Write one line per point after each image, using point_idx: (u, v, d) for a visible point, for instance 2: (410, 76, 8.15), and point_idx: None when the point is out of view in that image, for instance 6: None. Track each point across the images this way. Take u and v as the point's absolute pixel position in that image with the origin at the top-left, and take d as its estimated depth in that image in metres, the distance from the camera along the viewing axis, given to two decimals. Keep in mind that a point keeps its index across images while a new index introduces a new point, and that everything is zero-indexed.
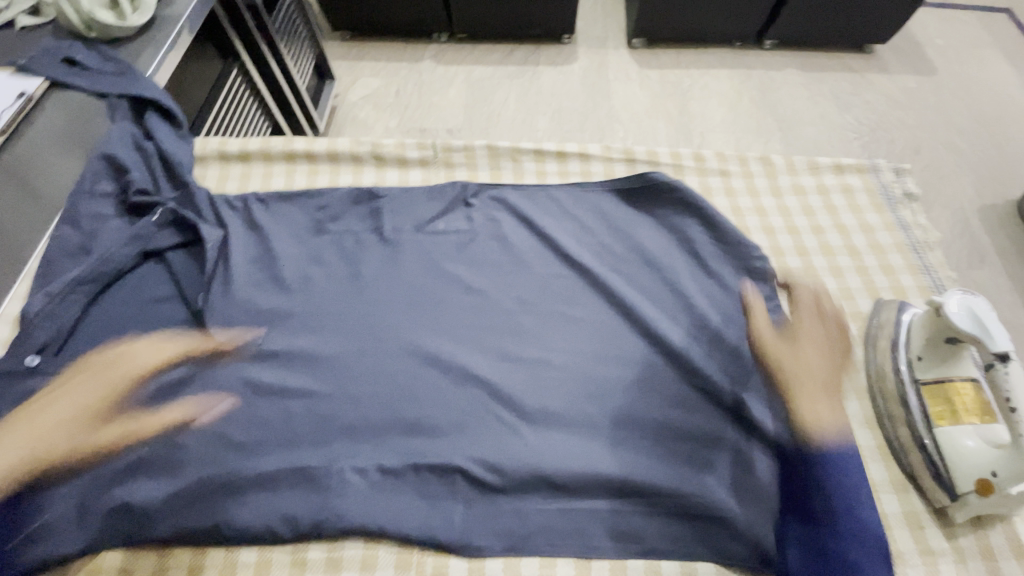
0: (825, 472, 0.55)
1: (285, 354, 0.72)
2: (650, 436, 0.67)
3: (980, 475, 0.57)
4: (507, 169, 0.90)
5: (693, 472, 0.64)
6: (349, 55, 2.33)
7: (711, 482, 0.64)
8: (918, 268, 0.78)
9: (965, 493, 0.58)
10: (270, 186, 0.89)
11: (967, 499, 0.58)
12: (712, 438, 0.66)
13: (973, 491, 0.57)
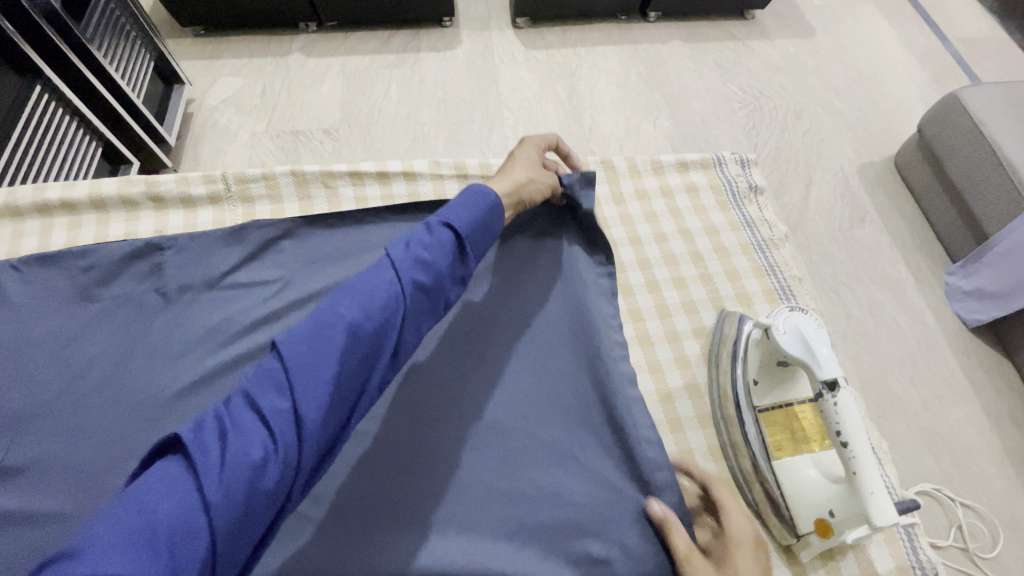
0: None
1: (31, 470, 0.59)
2: (491, 511, 0.62)
3: (820, 516, 0.55)
4: (320, 199, 0.84)
5: (534, 550, 0.60)
6: (204, 53, 2.07)
7: (551, 560, 0.59)
8: (763, 268, 0.81)
9: (807, 534, 0.57)
10: (16, 250, 0.74)
11: (809, 538, 0.57)
12: (565, 500, 0.63)
13: (815, 532, 0.56)
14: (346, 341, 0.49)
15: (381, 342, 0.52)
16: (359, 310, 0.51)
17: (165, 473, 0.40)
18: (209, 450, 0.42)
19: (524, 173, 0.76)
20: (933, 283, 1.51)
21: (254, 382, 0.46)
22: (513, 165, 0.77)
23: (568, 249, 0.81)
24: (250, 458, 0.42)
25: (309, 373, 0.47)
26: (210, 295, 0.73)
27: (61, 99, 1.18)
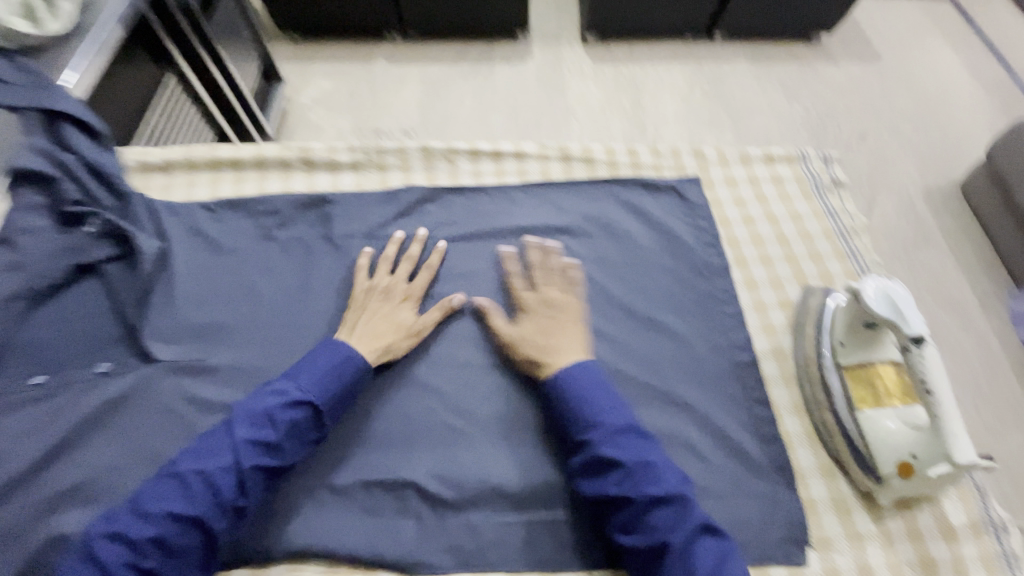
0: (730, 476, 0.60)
1: (227, 369, 0.71)
2: None
3: (901, 459, 0.59)
4: (442, 170, 0.89)
5: None
6: (298, 56, 2.27)
7: None
8: (845, 253, 0.80)
9: (888, 476, 0.59)
10: (193, 196, 0.86)
11: (890, 481, 0.59)
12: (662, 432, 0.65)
13: (897, 474, 0.59)
14: (295, 413, 0.59)
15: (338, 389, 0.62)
16: (308, 384, 0.61)
17: (163, 487, 0.55)
18: (189, 479, 0.55)
19: (388, 330, 0.68)
20: (998, 308, 1.51)
21: (236, 421, 0.59)
22: (364, 319, 0.69)
23: (673, 218, 0.82)
24: (214, 488, 0.55)
25: (260, 432, 0.58)
26: (368, 243, 0.80)
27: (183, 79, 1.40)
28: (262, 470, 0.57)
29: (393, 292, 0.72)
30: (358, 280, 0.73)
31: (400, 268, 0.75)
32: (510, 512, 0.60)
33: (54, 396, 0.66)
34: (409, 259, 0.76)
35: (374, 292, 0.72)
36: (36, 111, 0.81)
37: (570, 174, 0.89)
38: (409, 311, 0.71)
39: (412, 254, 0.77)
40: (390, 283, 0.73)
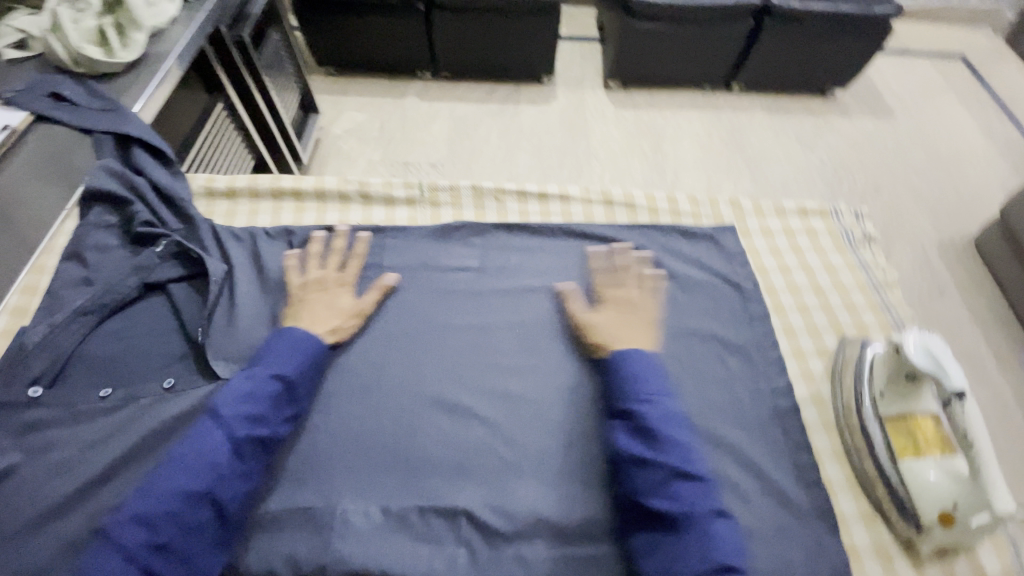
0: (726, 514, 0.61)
1: None
2: None
3: (943, 508, 0.61)
4: (491, 209, 0.93)
5: None
6: (333, 89, 2.37)
7: None
8: (878, 305, 0.83)
9: (930, 525, 0.61)
10: (256, 223, 0.91)
11: (933, 531, 0.61)
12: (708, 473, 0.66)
13: (938, 524, 0.61)
14: (271, 387, 0.63)
15: (303, 370, 0.67)
16: (281, 363, 0.66)
17: (169, 474, 0.56)
18: (192, 463, 0.56)
19: (333, 315, 0.74)
20: (1015, 364, 1.53)
21: (224, 403, 0.61)
22: (307, 308, 0.73)
23: (713, 264, 0.86)
24: (219, 466, 0.57)
25: (252, 408, 0.61)
26: (422, 274, 0.84)
27: (229, 105, 1.49)
28: (258, 444, 0.61)
29: (326, 281, 0.77)
30: (293, 277, 0.77)
31: (331, 260, 0.80)
32: (560, 544, 0.62)
33: (121, 408, 0.70)
34: (338, 252, 0.82)
35: (310, 284, 0.76)
36: (111, 135, 0.91)
37: (613, 218, 0.94)
38: (348, 296, 0.77)
39: (339, 247, 0.82)
40: (323, 274, 0.78)
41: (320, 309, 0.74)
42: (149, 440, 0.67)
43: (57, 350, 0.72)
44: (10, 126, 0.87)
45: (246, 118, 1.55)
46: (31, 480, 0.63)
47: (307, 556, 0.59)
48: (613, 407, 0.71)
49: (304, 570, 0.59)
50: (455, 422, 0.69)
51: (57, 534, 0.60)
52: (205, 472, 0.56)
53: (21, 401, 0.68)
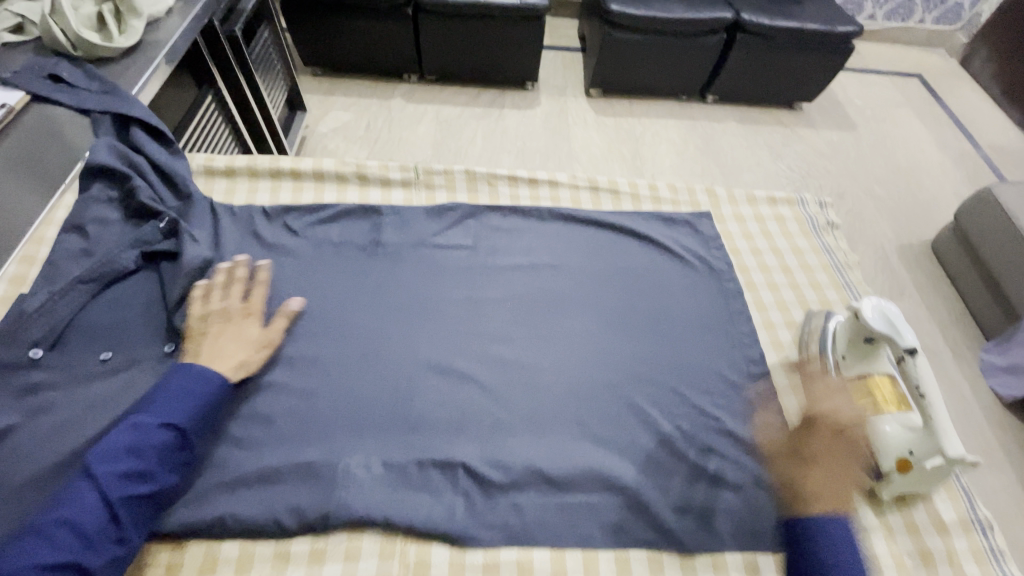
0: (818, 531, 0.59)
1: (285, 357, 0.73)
2: (635, 429, 0.71)
3: (900, 455, 0.66)
4: (483, 193, 0.98)
5: (675, 470, 0.68)
6: (319, 89, 2.40)
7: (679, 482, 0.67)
8: (841, 284, 0.90)
9: (890, 471, 0.67)
10: (254, 201, 0.93)
11: (892, 476, 0.67)
12: (688, 431, 0.71)
13: (896, 470, 0.67)
14: (161, 436, 0.59)
15: (198, 413, 0.63)
16: (166, 410, 0.61)
17: (27, 545, 0.50)
18: (54, 530, 0.51)
19: (238, 348, 0.69)
20: (968, 356, 1.63)
21: (99, 457, 0.56)
22: (208, 343, 0.69)
23: (691, 245, 0.92)
24: (87, 532, 0.52)
25: (130, 462, 0.56)
26: (418, 250, 0.87)
27: (214, 90, 1.49)
28: (138, 501, 0.56)
29: (230, 311, 0.72)
30: (193, 307, 0.72)
31: (235, 289, 0.75)
32: (553, 495, 0.65)
33: (123, 372, 0.71)
34: (242, 280, 0.75)
35: (210, 316, 0.71)
36: (110, 115, 0.92)
37: (598, 203, 1.00)
38: (254, 327, 0.72)
39: (244, 275, 0.76)
40: (226, 303, 0.73)
41: (226, 343, 0.69)
42: None
43: (53, 318, 0.72)
44: (8, 104, 0.90)
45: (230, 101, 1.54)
46: (32, 438, 0.64)
47: (311, 506, 0.62)
48: (600, 372, 0.75)
49: (308, 519, 0.61)
50: (451, 384, 0.73)
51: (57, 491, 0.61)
52: (79, 536, 0.52)
53: (20, 362, 0.68)
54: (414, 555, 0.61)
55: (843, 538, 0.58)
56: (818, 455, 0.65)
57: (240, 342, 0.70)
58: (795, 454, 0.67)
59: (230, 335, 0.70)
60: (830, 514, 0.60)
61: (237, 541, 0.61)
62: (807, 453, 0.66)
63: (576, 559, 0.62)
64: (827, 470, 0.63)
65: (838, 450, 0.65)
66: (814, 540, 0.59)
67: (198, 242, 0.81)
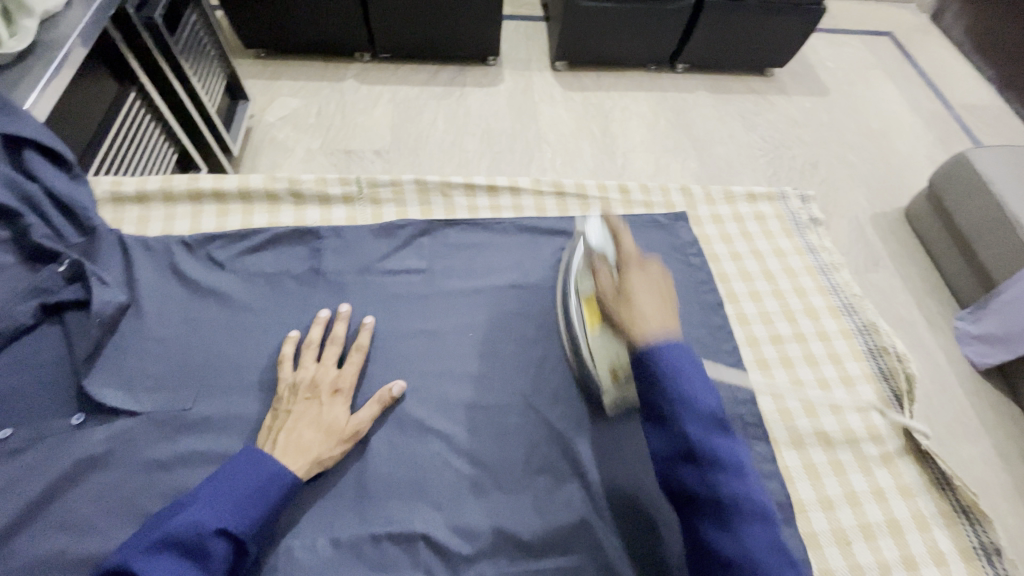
0: (655, 363, 0.51)
1: (217, 420, 0.65)
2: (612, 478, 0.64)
3: (612, 367, 0.65)
4: (437, 204, 0.88)
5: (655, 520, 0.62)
6: (263, 73, 2.21)
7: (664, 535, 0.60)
8: (827, 288, 0.84)
9: (605, 385, 0.67)
10: (172, 231, 0.81)
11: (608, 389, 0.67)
12: None
13: (610, 379, 0.66)
14: (220, 547, 0.51)
15: (262, 513, 0.54)
16: (229, 511, 0.52)
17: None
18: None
19: (317, 438, 0.60)
20: (944, 328, 1.62)
21: (143, 564, 0.48)
22: (290, 429, 0.61)
23: (664, 252, 0.84)
24: None
25: (180, 573, 0.48)
26: (365, 278, 0.77)
27: (145, 98, 1.35)
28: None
29: (320, 386, 0.65)
30: (285, 371, 0.65)
31: (328, 353, 0.68)
32: (525, 561, 0.59)
33: (23, 451, 0.61)
34: (336, 341, 0.69)
35: (299, 389, 0.64)
36: None
37: (565, 209, 0.91)
38: (341, 408, 0.64)
39: (338, 335, 0.69)
40: (316, 375, 0.65)
41: (304, 432, 0.61)
42: (58, 485, 0.60)
43: None
44: None
45: (162, 106, 1.39)
46: None
47: None
48: (574, 414, 0.68)
49: None
50: (406, 438, 0.65)
51: None
52: None
53: None
54: None
55: (686, 360, 0.51)
56: (633, 286, 0.56)
57: (321, 426, 0.61)
58: (615, 292, 0.57)
59: (315, 417, 0.62)
60: (674, 348, 0.51)
61: None
62: (627, 288, 0.56)
63: None
64: (649, 300, 0.55)
65: (652, 279, 0.57)
66: (670, 383, 0.50)
67: (110, 285, 0.71)
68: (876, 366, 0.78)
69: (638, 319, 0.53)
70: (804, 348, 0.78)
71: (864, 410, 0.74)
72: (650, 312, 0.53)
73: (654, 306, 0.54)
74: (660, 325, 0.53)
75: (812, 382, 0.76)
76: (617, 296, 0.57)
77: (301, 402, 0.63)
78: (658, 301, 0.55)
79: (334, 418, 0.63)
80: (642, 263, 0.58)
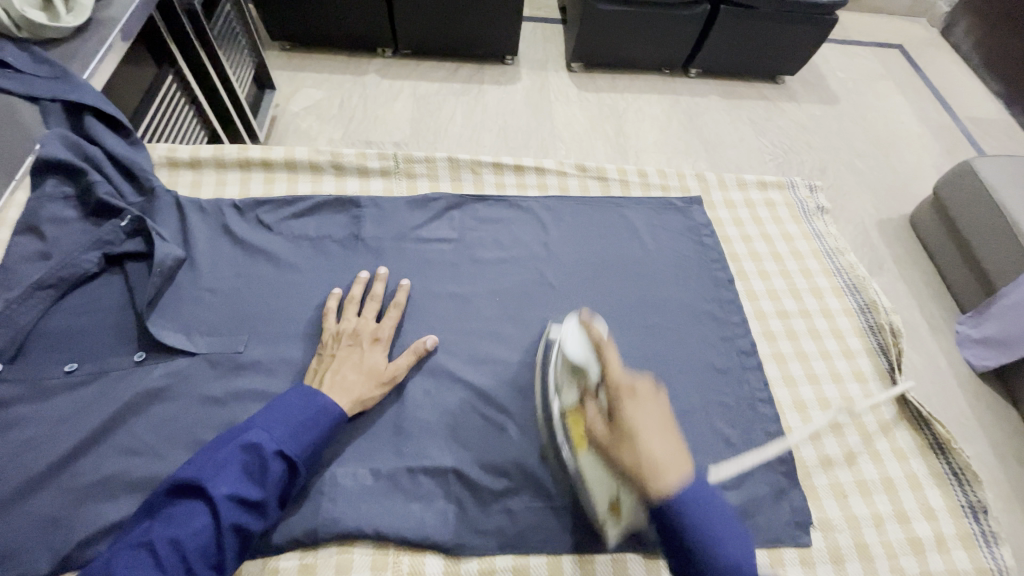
0: (666, 510, 0.48)
1: (266, 364, 0.71)
2: None
3: (609, 501, 0.60)
4: (467, 181, 0.94)
5: None
6: (289, 65, 2.28)
7: None
8: (831, 270, 0.90)
9: (604, 517, 0.60)
10: (223, 195, 0.88)
11: (607, 521, 0.60)
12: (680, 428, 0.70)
13: (608, 513, 0.60)
14: (275, 467, 0.57)
15: (313, 443, 0.60)
16: (286, 436, 0.58)
17: (134, 560, 0.50)
18: (161, 551, 0.50)
19: (360, 379, 0.66)
20: (943, 330, 1.67)
21: (214, 478, 0.54)
22: (334, 370, 0.66)
23: (678, 232, 0.90)
24: (189, 557, 0.51)
25: (245, 487, 0.55)
26: (401, 244, 0.83)
27: (181, 80, 1.42)
28: (242, 529, 0.54)
29: (361, 335, 0.70)
30: (330, 321, 0.71)
31: (368, 307, 0.73)
32: (546, 498, 0.64)
33: (92, 382, 0.67)
34: (375, 298, 0.74)
35: (343, 337, 0.70)
36: (60, 102, 0.85)
37: (587, 190, 0.96)
38: (380, 355, 0.69)
39: (377, 292, 0.75)
40: (358, 325, 0.71)
41: (348, 374, 0.66)
42: (123, 414, 0.66)
43: (14, 327, 0.67)
44: None
45: (198, 90, 1.46)
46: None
47: (298, 521, 0.60)
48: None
49: (303, 531, 0.59)
50: (440, 387, 0.70)
51: (31, 514, 0.59)
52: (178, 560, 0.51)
53: None
54: (408, 565, 0.61)
55: (705, 504, 0.48)
56: (633, 426, 0.52)
57: (362, 370, 0.67)
58: (614, 436, 0.53)
59: (357, 363, 0.68)
60: (687, 494, 0.48)
61: None
62: (628, 428, 0.52)
63: (572, 561, 0.62)
64: (654, 439, 0.50)
65: (651, 410, 0.53)
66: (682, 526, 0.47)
67: (166, 240, 0.76)
68: (876, 342, 0.83)
69: (646, 468, 0.49)
70: (808, 323, 0.84)
71: (863, 381, 0.79)
72: (660, 455, 0.49)
73: (657, 439, 0.50)
74: (674, 469, 0.49)
75: (816, 354, 0.81)
76: (618, 441, 0.52)
77: (344, 348, 0.69)
78: (665, 442, 0.51)
79: (374, 365, 0.68)
80: (635, 391, 0.55)
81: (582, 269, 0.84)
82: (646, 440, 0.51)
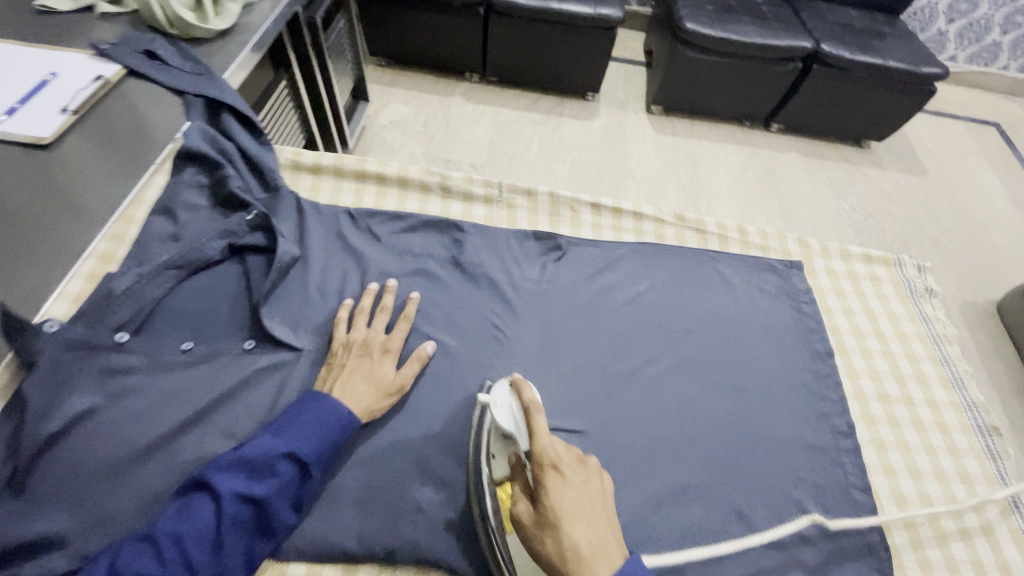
0: None
1: None
2: (709, 489, 0.68)
3: None
4: (565, 217, 0.96)
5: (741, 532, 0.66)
6: (382, 79, 2.40)
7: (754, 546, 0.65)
8: (937, 358, 0.86)
9: None
10: (338, 202, 0.93)
11: None
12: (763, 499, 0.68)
13: None
14: (285, 470, 0.58)
15: (328, 451, 0.61)
16: (299, 438, 0.60)
17: (137, 551, 0.51)
18: (164, 547, 0.52)
19: (369, 391, 0.67)
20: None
21: (221, 474, 0.56)
22: (345, 380, 0.67)
23: (776, 294, 0.88)
24: (189, 552, 0.52)
25: (250, 486, 0.56)
26: (500, 271, 0.85)
27: (293, 86, 1.51)
28: (242, 525, 0.56)
29: (371, 346, 0.71)
30: (339, 333, 0.72)
31: (377, 320, 0.75)
32: None
33: (205, 363, 0.71)
34: (385, 309, 0.76)
35: (353, 347, 0.71)
36: (202, 98, 0.93)
37: (683, 240, 0.96)
38: (389, 367, 0.71)
39: (387, 304, 0.76)
40: (367, 336, 0.72)
41: (355, 386, 0.67)
42: (226, 397, 0.69)
43: (140, 300, 0.72)
44: (104, 77, 0.90)
45: (305, 96, 1.56)
46: (108, 425, 0.64)
47: (380, 535, 0.62)
48: (681, 429, 0.71)
49: (384, 544, 0.61)
50: None
51: (134, 482, 0.62)
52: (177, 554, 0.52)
53: (105, 344, 0.67)
54: None
55: None
56: (566, 509, 0.51)
57: (370, 382, 0.68)
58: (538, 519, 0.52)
59: (364, 374, 0.68)
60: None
61: (302, 563, 0.61)
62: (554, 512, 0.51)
63: None
64: (582, 522, 0.51)
65: (577, 485, 0.54)
66: None
67: (285, 237, 0.81)
68: (984, 443, 0.78)
69: (574, 557, 0.49)
70: (911, 411, 0.80)
71: (969, 483, 0.74)
72: (587, 540, 0.50)
73: (581, 517, 0.51)
74: (605, 559, 0.49)
75: (919, 446, 0.77)
76: (544, 528, 0.51)
77: (352, 359, 0.69)
78: (592, 518, 0.52)
79: (380, 377, 0.69)
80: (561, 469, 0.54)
81: (681, 322, 0.82)
82: (573, 526, 0.51)
